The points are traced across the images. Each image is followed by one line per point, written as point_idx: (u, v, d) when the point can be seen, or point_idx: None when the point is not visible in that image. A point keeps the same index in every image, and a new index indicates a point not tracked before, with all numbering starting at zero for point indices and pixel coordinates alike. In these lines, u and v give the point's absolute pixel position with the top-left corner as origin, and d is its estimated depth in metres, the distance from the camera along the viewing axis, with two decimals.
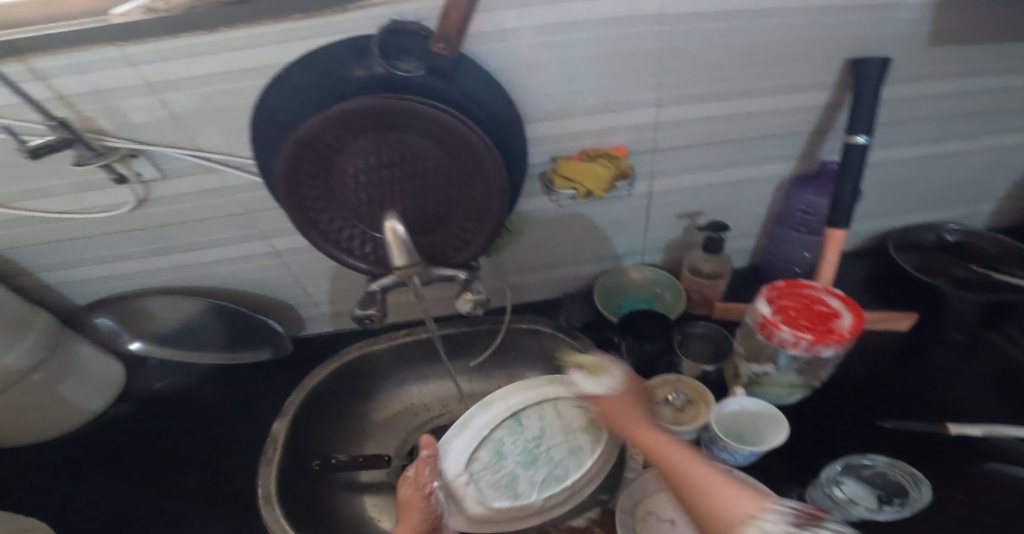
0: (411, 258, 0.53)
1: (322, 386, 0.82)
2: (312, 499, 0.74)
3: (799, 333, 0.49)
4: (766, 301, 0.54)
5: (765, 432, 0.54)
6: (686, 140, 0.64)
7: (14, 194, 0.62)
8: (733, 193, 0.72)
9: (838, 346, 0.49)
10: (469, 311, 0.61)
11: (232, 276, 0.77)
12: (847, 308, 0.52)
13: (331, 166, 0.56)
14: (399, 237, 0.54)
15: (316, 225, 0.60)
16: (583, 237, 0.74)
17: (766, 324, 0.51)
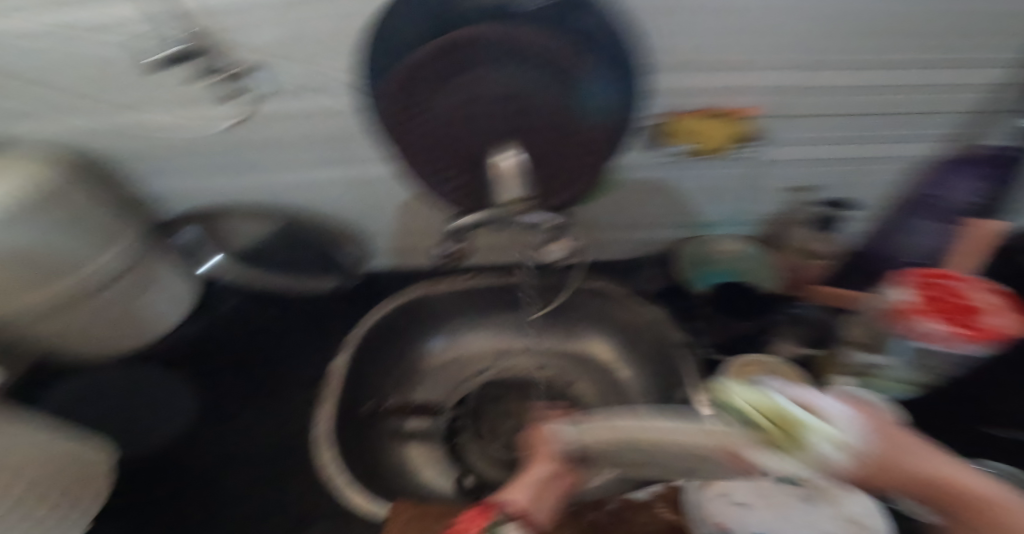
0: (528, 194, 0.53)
1: (382, 325, 0.81)
2: (358, 444, 0.72)
3: (944, 325, 0.46)
4: (908, 286, 0.51)
5: None
6: (819, 108, 0.59)
7: (129, 104, 0.63)
8: (855, 171, 0.66)
9: (982, 345, 0.46)
10: (555, 260, 0.62)
11: (318, 197, 0.78)
12: (1002, 308, 0.49)
13: (430, 94, 0.52)
14: (513, 171, 0.53)
15: (409, 159, 0.57)
16: (679, 198, 0.71)
17: (907, 312, 0.48)
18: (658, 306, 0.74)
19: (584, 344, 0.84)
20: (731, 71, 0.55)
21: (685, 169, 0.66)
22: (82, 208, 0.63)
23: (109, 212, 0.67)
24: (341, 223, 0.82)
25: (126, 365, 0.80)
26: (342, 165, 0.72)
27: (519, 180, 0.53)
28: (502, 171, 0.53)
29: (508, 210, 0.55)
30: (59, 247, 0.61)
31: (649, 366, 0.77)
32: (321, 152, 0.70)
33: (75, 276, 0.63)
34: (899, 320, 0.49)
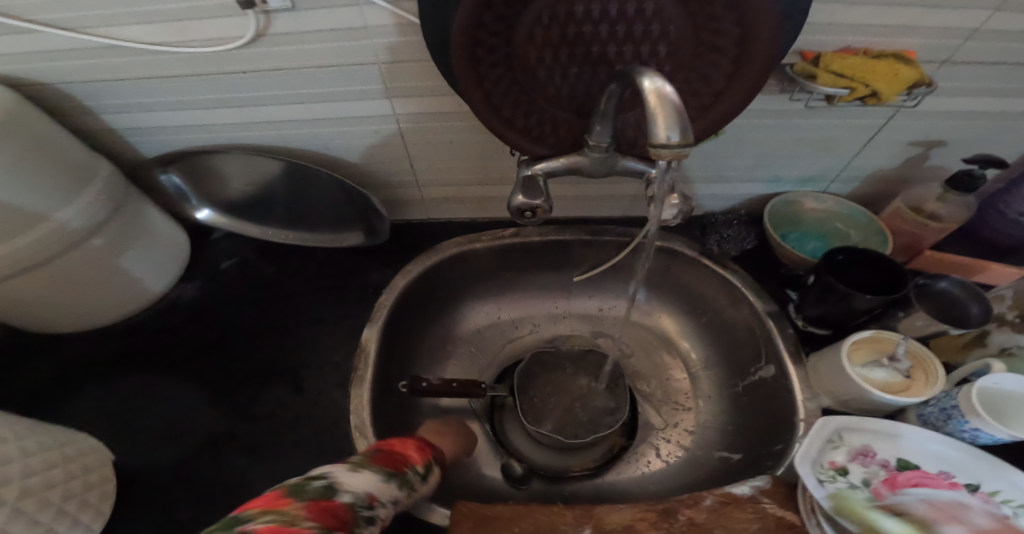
0: (686, 135, 0.33)
1: (416, 288, 0.70)
2: (397, 424, 0.63)
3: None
4: None
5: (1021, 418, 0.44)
6: (996, 53, 0.48)
7: (98, 16, 0.47)
8: (1001, 128, 0.55)
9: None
10: (670, 220, 0.47)
11: (337, 142, 0.62)
12: None
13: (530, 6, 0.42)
14: (667, 99, 0.33)
15: (483, 85, 0.46)
16: (780, 147, 0.60)
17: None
18: (736, 269, 0.66)
19: (642, 308, 0.75)
20: (912, 6, 0.44)
21: (806, 118, 0.56)
22: (51, 144, 0.52)
23: (75, 154, 0.55)
24: (363, 171, 0.67)
25: (106, 333, 0.67)
26: (372, 101, 0.56)
27: (677, 116, 0.33)
28: (653, 102, 0.33)
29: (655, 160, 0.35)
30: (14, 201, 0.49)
31: (720, 333, 0.69)
32: (343, 87, 0.54)
33: (36, 232, 0.52)
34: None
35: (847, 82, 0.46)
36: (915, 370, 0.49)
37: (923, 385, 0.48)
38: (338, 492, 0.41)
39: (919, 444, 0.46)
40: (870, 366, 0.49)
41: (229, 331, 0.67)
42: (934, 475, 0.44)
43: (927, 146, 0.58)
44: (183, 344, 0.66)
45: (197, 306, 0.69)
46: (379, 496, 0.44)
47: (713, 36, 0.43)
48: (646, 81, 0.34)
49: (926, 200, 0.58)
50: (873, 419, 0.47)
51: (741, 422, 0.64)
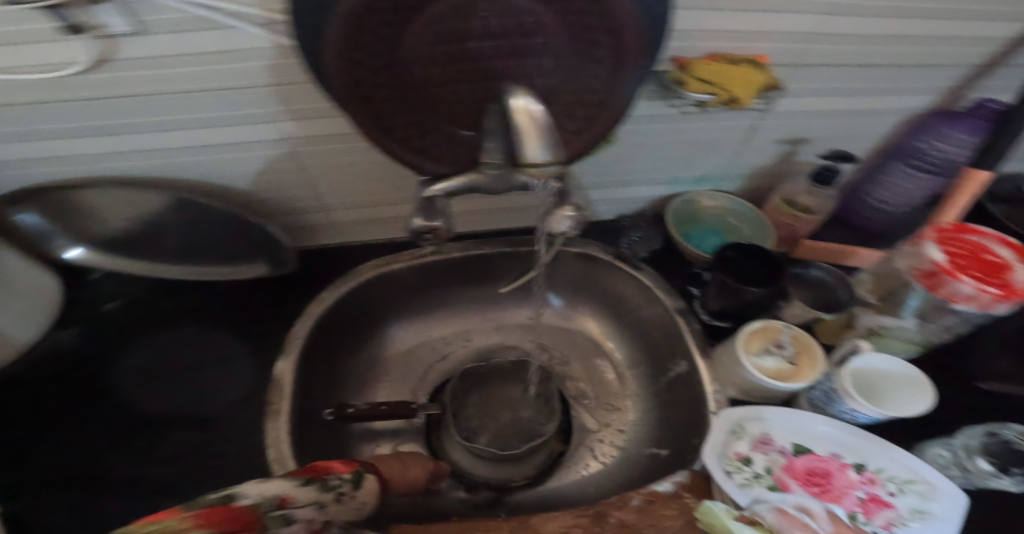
0: (555, 154, 0.34)
1: (332, 313, 0.66)
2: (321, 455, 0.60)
3: (984, 287, 0.41)
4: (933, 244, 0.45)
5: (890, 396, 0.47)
6: (835, 57, 0.53)
7: None
8: (852, 120, 0.62)
9: (1017, 305, 0.42)
10: (567, 231, 0.48)
11: (225, 168, 0.58)
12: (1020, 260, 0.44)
13: (409, 26, 0.41)
14: (536, 119, 0.34)
15: (367, 104, 0.45)
16: (673, 152, 0.63)
17: (940, 272, 0.42)
18: (648, 270, 0.68)
19: (564, 314, 0.77)
20: (763, 12, 0.47)
21: (692, 122, 0.59)
22: None
23: None
24: (262, 199, 0.63)
25: None
26: (260, 125, 0.53)
27: (545, 136, 0.34)
28: (523, 121, 0.34)
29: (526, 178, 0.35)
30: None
31: (639, 332, 0.71)
32: (220, 112, 0.51)
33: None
34: (929, 281, 0.43)
35: (712, 89, 0.50)
36: (801, 355, 0.52)
37: (809, 366, 0.51)
38: (242, 495, 0.34)
39: (811, 426, 0.49)
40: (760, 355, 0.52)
41: (118, 379, 0.60)
42: (825, 458, 0.47)
43: (792, 143, 0.64)
44: (61, 397, 0.58)
45: (77, 355, 0.61)
46: (296, 500, 0.37)
47: (591, 47, 0.44)
48: (514, 98, 0.34)
49: (798, 194, 0.64)
50: (769, 408, 0.49)
51: (665, 416, 0.65)
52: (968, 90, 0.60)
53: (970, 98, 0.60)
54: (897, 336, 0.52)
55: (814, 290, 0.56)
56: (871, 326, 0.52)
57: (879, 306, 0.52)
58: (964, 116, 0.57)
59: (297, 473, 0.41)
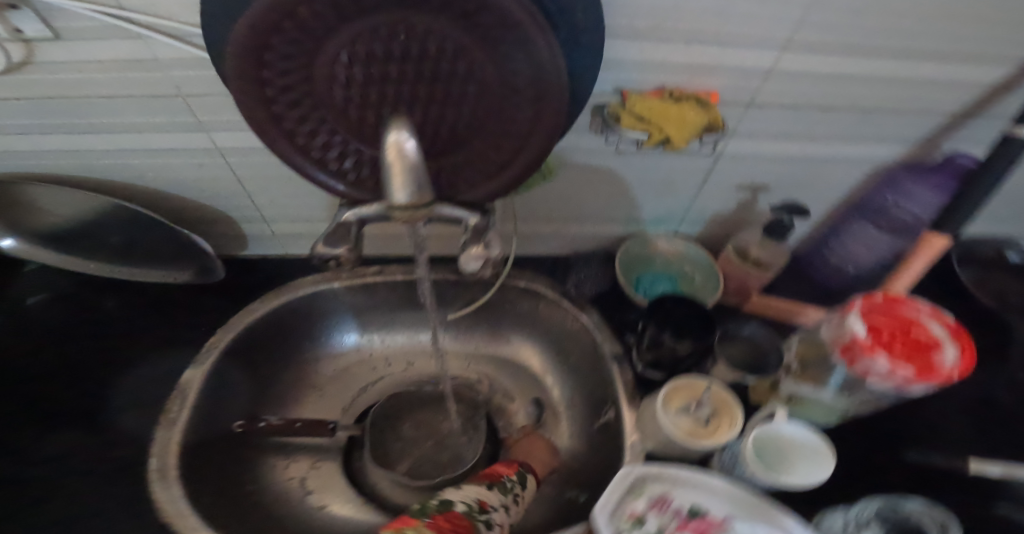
0: (421, 195, 0.34)
1: (264, 327, 0.65)
2: (226, 469, 0.58)
3: (898, 366, 0.40)
4: (856, 316, 0.44)
5: (794, 464, 0.48)
6: (796, 97, 0.48)
7: None
8: (818, 169, 0.58)
9: (936, 385, 0.40)
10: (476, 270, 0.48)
11: (161, 175, 0.58)
12: (951, 339, 0.43)
13: (319, 52, 0.38)
14: (405, 157, 0.33)
15: (280, 123, 0.41)
16: (621, 193, 0.61)
17: (856, 347, 0.42)
18: (590, 310, 0.65)
19: (510, 346, 0.74)
20: (709, 44, 0.44)
21: (638, 159, 0.56)
22: None
23: None
24: (200, 207, 0.63)
25: None
26: (191, 135, 0.53)
27: (412, 174, 0.34)
28: (392, 157, 0.33)
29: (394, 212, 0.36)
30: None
31: (579, 373, 0.68)
32: (150, 119, 0.51)
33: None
34: (846, 354, 0.43)
35: (645, 126, 0.47)
36: (720, 413, 0.52)
37: (727, 426, 0.50)
38: (452, 505, 0.46)
39: (710, 487, 0.47)
40: (680, 411, 0.51)
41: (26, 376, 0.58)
42: (721, 523, 0.45)
43: (752, 190, 0.60)
44: None
45: None
46: (490, 501, 0.50)
47: (512, 78, 0.40)
48: (390, 132, 0.34)
49: (751, 245, 0.62)
50: (672, 469, 0.48)
51: (590, 464, 0.62)
52: (941, 141, 0.54)
53: (942, 149, 0.55)
54: (816, 403, 0.50)
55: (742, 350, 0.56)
56: (789, 392, 0.51)
57: (802, 375, 0.50)
58: (935, 172, 0.54)
59: (479, 479, 0.53)
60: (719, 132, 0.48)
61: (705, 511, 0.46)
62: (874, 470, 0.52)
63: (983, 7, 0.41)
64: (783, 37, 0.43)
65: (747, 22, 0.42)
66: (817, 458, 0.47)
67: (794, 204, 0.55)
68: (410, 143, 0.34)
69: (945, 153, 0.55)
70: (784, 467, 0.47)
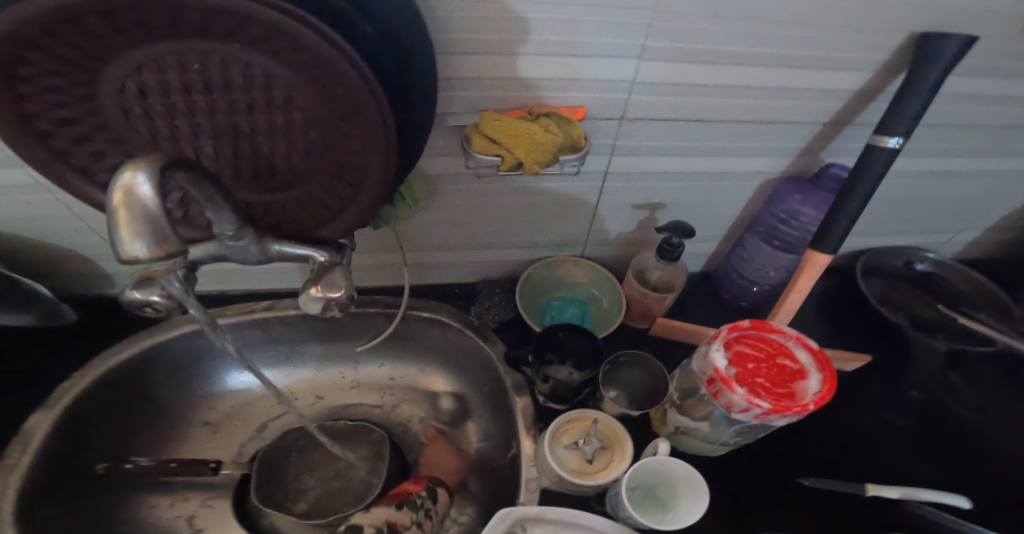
0: (156, 250, 0.29)
1: (140, 372, 0.60)
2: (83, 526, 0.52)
3: (754, 400, 0.38)
4: (721, 345, 0.42)
5: (677, 499, 0.46)
6: (664, 112, 0.47)
7: None
8: (712, 186, 0.55)
9: (796, 417, 0.39)
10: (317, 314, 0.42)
11: (3, 215, 0.53)
12: (817, 367, 0.41)
13: (98, 90, 0.34)
14: (137, 205, 0.28)
15: (73, 163, 0.37)
16: (513, 216, 0.58)
17: (718, 380, 0.40)
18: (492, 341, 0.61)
19: (420, 378, 0.69)
20: (563, 55, 0.41)
21: (522, 183, 0.53)
22: None
23: None
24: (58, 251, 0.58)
25: None
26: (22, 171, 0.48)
27: (144, 224, 0.28)
28: (122, 205, 0.28)
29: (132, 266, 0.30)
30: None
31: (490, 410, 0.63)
32: None
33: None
34: (709, 387, 0.41)
35: (499, 150, 0.44)
36: (609, 448, 0.49)
37: (614, 461, 0.48)
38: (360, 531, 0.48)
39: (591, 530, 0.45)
40: (566, 445, 0.49)
41: None
42: None
43: (649, 209, 0.58)
44: None
45: None
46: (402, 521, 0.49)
47: (329, 103, 0.36)
48: (123, 170, 0.28)
49: (650, 269, 0.59)
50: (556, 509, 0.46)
51: (493, 509, 0.57)
52: (821, 152, 0.52)
53: (822, 160, 0.53)
54: (703, 436, 0.48)
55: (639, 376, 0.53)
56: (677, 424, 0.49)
57: (688, 407, 0.47)
58: (812, 186, 0.53)
59: (391, 497, 0.52)
60: (580, 151, 0.45)
61: None
62: (760, 497, 0.50)
63: (837, 9, 0.39)
64: (638, 44, 0.41)
65: (595, 31, 0.40)
66: (694, 492, 0.45)
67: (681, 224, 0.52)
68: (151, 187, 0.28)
69: (824, 163, 0.53)
70: (664, 506, 0.46)
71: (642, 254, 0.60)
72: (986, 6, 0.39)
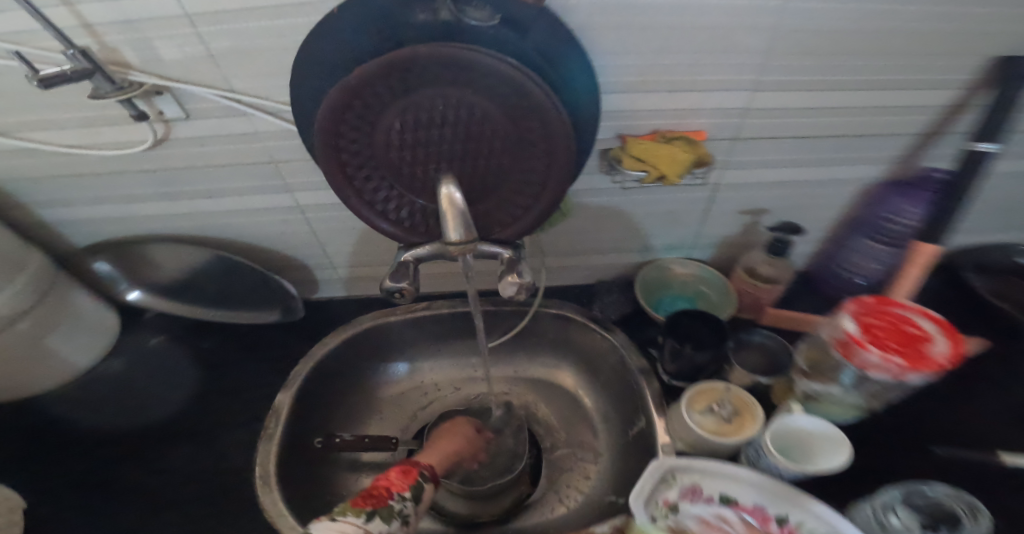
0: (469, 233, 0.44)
1: (334, 359, 0.76)
2: (309, 480, 0.69)
3: (889, 358, 0.47)
4: (850, 317, 0.51)
5: (817, 454, 0.54)
6: (773, 131, 0.57)
7: (13, 123, 0.56)
8: (813, 191, 0.64)
9: (929, 374, 0.47)
10: (514, 295, 0.58)
11: (251, 228, 0.72)
12: (942, 333, 0.49)
13: (378, 127, 0.52)
14: (457, 208, 0.43)
15: (351, 181, 0.55)
16: (634, 223, 0.69)
17: (852, 343, 0.49)
18: (616, 330, 0.72)
19: (547, 370, 0.81)
20: (690, 91, 0.53)
21: (648, 193, 0.64)
22: None
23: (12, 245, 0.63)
24: (279, 255, 0.77)
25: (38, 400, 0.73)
26: (279, 195, 0.67)
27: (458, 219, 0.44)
28: (445, 206, 0.44)
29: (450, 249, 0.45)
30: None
31: (611, 393, 0.74)
32: (249, 182, 0.65)
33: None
34: (845, 351, 0.49)
35: (645, 166, 0.55)
36: (741, 413, 0.58)
37: (750, 425, 0.57)
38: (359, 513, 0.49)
39: (738, 476, 0.54)
40: (702, 412, 0.58)
41: (148, 406, 0.71)
42: (750, 509, 0.52)
43: (754, 214, 0.67)
44: (103, 415, 0.70)
45: (122, 378, 0.75)
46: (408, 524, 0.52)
47: (528, 132, 0.51)
48: (442, 186, 0.44)
49: (759, 265, 0.69)
50: (701, 460, 0.55)
51: (622, 470, 0.68)
52: (917, 159, 0.60)
53: (919, 164, 0.60)
54: (833, 400, 0.57)
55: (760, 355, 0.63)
56: (806, 390, 0.58)
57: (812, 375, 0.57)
58: (912, 188, 0.60)
59: (366, 498, 0.51)
60: (709, 165, 0.57)
61: (735, 497, 0.53)
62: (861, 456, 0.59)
63: (923, 42, 0.49)
64: (753, 79, 0.52)
65: (719, 71, 0.51)
66: (833, 447, 0.54)
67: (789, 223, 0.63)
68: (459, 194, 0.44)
69: (920, 167, 0.61)
70: (807, 460, 0.54)
71: (751, 253, 0.69)
72: None
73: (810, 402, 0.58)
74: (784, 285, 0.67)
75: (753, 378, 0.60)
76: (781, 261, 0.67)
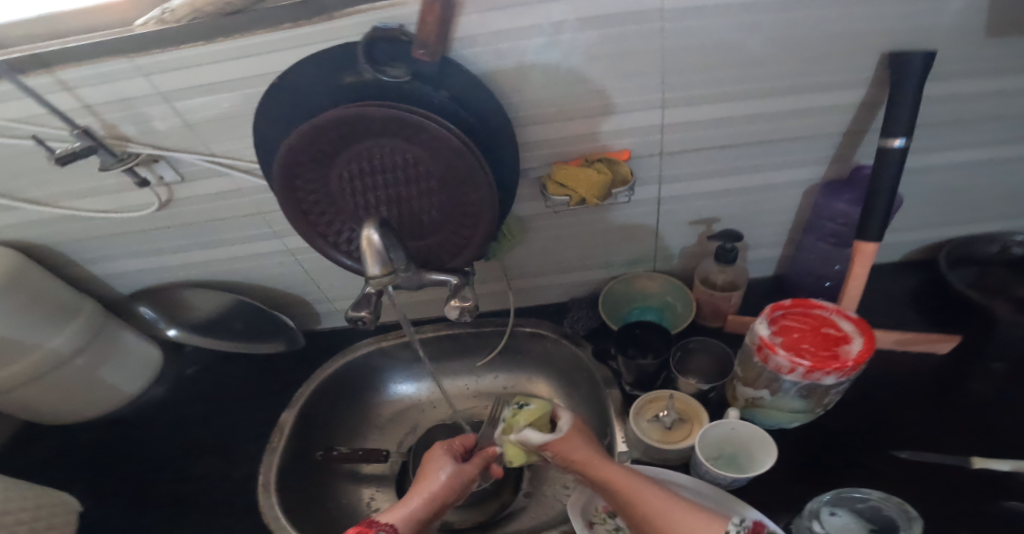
0: (385, 268, 0.51)
1: (332, 384, 0.83)
2: (310, 490, 0.75)
3: (796, 360, 0.48)
4: (768, 321, 0.52)
5: (755, 458, 0.54)
6: (692, 143, 0.59)
7: (55, 194, 0.68)
8: (757, 196, 0.65)
9: (839, 374, 0.47)
10: (456, 318, 0.61)
11: (255, 271, 0.82)
12: (858, 333, 0.50)
13: (328, 179, 0.58)
14: (373, 247, 0.51)
15: (315, 228, 0.62)
16: (590, 242, 0.72)
17: (765, 347, 0.50)
18: (583, 344, 0.75)
19: (526, 384, 0.84)
20: (605, 114, 0.57)
21: (592, 212, 0.68)
22: (40, 293, 0.74)
23: (67, 296, 0.76)
24: (283, 293, 0.87)
25: (94, 424, 0.86)
26: (271, 239, 0.76)
27: (378, 256, 0.51)
28: (365, 246, 0.51)
29: (370, 282, 0.53)
30: (17, 335, 0.70)
31: (586, 402, 0.76)
32: (245, 231, 0.74)
33: (30, 357, 0.72)
34: (761, 354, 0.51)
35: (567, 191, 0.59)
36: (688, 421, 0.59)
37: (695, 431, 0.58)
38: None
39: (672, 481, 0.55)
40: (648, 420, 0.60)
41: (183, 430, 0.83)
42: None
43: (705, 223, 0.69)
44: (149, 439, 0.83)
45: (164, 407, 0.87)
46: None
47: (455, 172, 0.56)
48: (364, 229, 0.51)
49: (713, 273, 0.70)
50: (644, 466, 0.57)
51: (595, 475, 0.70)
52: (852, 157, 0.61)
53: (851, 162, 0.61)
54: (773, 406, 0.55)
55: (711, 360, 0.65)
56: (747, 397, 0.56)
57: (747, 381, 0.56)
58: (847, 186, 0.62)
59: None
60: (629, 185, 0.59)
61: None
62: (829, 459, 0.56)
63: (811, 47, 0.51)
64: (658, 97, 0.55)
65: (625, 93, 0.55)
66: (765, 446, 0.54)
67: (729, 230, 0.65)
68: (378, 236, 0.51)
69: (857, 165, 0.61)
70: (746, 465, 0.54)
71: (703, 262, 0.72)
72: (933, 28, 0.50)
73: (752, 408, 0.57)
74: (741, 290, 0.69)
75: (698, 386, 0.61)
76: (733, 267, 0.69)
